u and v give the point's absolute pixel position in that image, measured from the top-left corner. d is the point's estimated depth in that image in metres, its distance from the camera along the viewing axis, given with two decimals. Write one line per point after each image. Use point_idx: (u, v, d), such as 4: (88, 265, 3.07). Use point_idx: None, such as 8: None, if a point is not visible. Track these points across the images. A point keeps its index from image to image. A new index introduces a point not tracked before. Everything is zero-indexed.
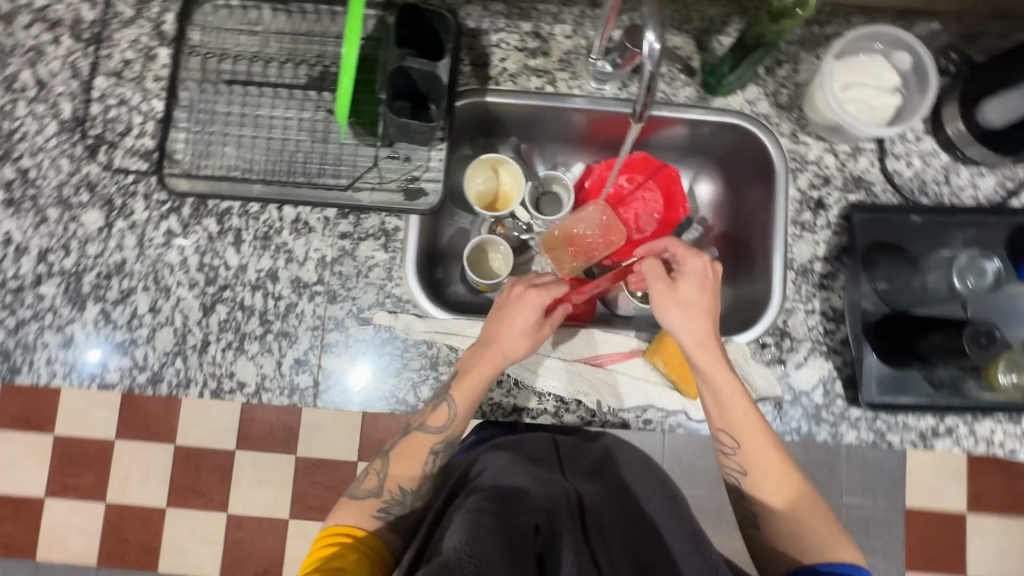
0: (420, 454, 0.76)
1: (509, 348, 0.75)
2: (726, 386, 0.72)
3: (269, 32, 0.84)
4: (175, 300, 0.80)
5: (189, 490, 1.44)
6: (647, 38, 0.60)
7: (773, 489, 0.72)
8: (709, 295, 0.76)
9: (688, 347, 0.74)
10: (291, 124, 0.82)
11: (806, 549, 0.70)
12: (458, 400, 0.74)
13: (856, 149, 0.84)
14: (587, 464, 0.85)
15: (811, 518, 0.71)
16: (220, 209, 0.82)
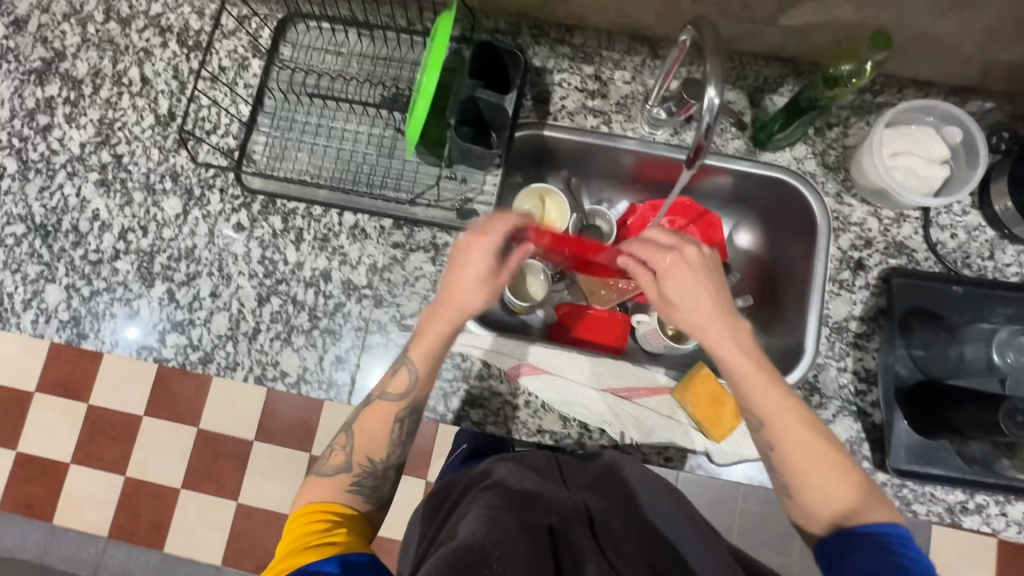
0: (384, 422, 0.75)
1: (462, 298, 0.75)
2: (738, 363, 0.70)
3: (353, 53, 0.91)
4: (234, 288, 0.86)
5: (202, 475, 1.49)
6: (707, 94, 0.61)
7: (802, 459, 0.67)
8: (702, 284, 0.72)
9: (695, 327, 0.72)
10: (361, 138, 0.89)
11: (845, 518, 0.65)
12: (415, 360, 0.75)
13: (900, 215, 0.85)
14: (590, 480, 0.77)
15: (846, 485, 0.66)
16: (287, 209, 0.88)
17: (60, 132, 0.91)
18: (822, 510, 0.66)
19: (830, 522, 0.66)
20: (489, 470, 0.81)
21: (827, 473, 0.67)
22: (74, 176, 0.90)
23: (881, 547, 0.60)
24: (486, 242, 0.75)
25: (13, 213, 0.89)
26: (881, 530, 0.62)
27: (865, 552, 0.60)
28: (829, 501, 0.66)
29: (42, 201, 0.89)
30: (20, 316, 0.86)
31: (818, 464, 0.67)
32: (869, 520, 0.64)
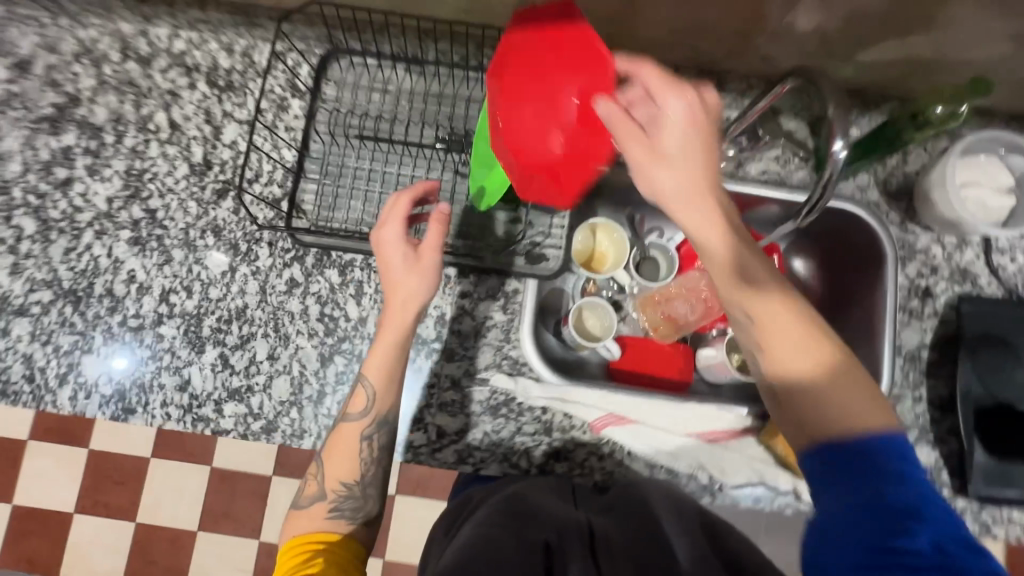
0: (352, 446, 0.73)
1: (400, 295, 0.72)
2: (720, 241, 0.57)
3: (402, 89, 0.85)
4: (294, 349, 0.81)
5: (221, 515, 1.37)
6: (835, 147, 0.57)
7: (790, 354, 0.53)
8: (695, 146, 0.58)
9: (676, 194, 0.58)
10: (418, 182, 0.84)
11: (835, 425, 0.50)
12: (370, 377, 0.73)
13: (962, 241, 0.86)
14: (601, 502, 0.73)
15: (846, 389, 0.51)
16: (344, 261, 0.83)
17: (82, 186, 0.83)
18: (808, 419, 0.52)
19: (818, 432, 0.51)
20: (499, 486, 0.76)
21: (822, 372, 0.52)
22: (103, 235, 0.82)
23: (857, 479, 0.48)
24: (396, 226, 0.73)
25: (36, 279, 0.81)
26: (876, 446, 0.49)
27: (839, 484, 0.48)
28: (818, 406, 0.51)
29: (68, 264, 0.81)
30: (56, 393, 0.79)
31: (802, 360, 0.53)
32: (861, 427, 0.49)
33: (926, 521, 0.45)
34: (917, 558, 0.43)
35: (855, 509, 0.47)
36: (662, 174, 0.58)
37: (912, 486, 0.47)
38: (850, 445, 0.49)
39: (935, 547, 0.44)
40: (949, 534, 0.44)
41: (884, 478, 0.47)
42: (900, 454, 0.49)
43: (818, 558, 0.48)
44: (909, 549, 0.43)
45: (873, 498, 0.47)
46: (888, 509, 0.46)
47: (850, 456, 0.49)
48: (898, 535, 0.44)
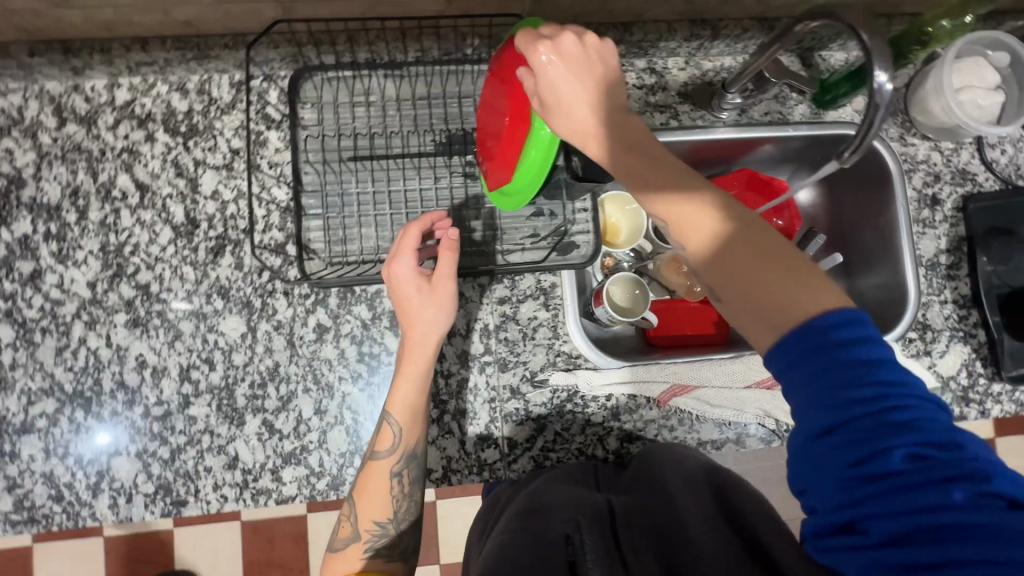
0: (382, 485, 0.69)
1: (420, 323, 0.70)
2: (627, 169, 0.56)
3: (387, 100, 0.80)
4: (341, 396, 0.76)
5: (263, 563, 1.20)
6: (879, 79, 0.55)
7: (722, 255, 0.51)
8: (584, 81, 0.57)
9: (575, 133, 0.58)
10: (429, 196, 0.80)
11: (778, 320, 0.47)
12: (396, 415, 0.70)
13: (957, 144, 0.90)
14: (625, 479, 0.72)
15: (780, 277, 0.48)
16: (370, 293, 0.78)
17: (55, 276, 0.74)
18: (756, 325, 0.49)
19: (763, 328, 0.48)
20: (521, 482, 0.74)
21: (754, 267, 0.49)
22: (95, 324, 0.74)
23: (823, 406, 0.43)
24: (407, 256, 0.70)
25: (32, 389, 0.73)
26: (824, 337, 0.44)
27: (804, 412, 0.44)
28: (754, 305, 0.48)
29: (64, 364, 0.73)
30: (92, 505, 0.72)
31: (725, 257, 0.50)
32: (804, 315, 0.45)
33: (901, 432, 0.40)
34: (894, 478, 0.39)
35: (826, 439, 0.42)
36: (561, 121, 0.58)
37: (883, 398, 0.41)
38: (810, 367, 0.43)
39: (915, 458, 0.40)
40: (927, 436, 0.40)
41: (852, 398, 0.42)
42: (860, 352, 0.43)
43: (799, 489, 0.45)
44: (885, 472, 0.40)
45: (842, 423, 0.42)
46: (859, 431, 0.41)
47: (807, 375, 0.44)
48: (873, 457, 0.40)
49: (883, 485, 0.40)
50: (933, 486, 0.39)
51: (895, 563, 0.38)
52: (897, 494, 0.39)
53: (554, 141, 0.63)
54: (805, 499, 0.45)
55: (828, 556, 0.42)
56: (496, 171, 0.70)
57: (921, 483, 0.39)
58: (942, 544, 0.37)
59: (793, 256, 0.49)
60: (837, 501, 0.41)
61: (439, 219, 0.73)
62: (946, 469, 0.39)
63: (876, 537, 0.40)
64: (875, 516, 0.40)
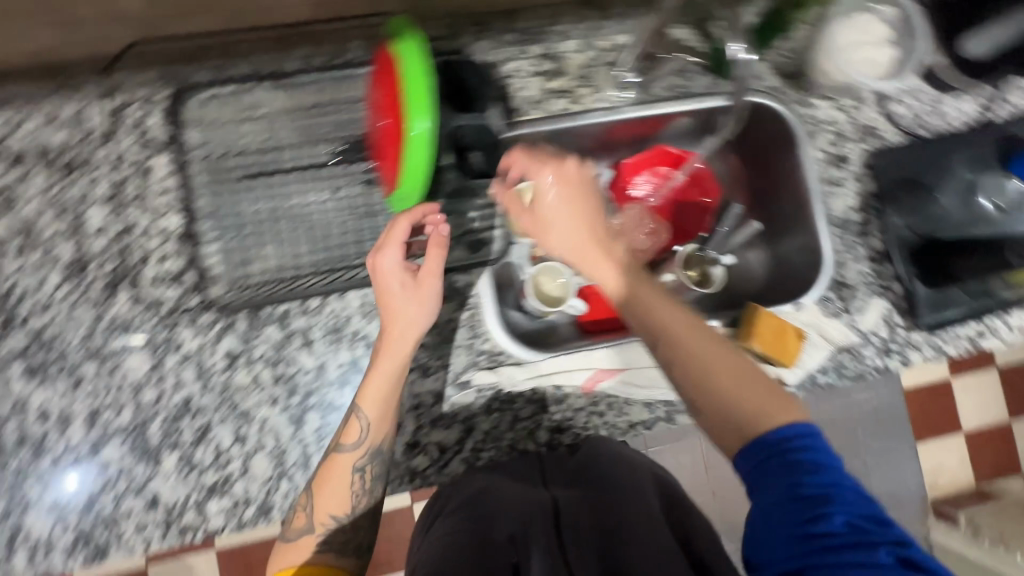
0: (342, 477, 0.70)
1: (398, 318, 0.69)
2: (614, 280, 0.67)
3: (275, 112, 0.77)
4: (261, 422, 0.75)
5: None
6: None
7: (700, 361, 0.60)
8: (576, 206, 0.70)
9: (571, 254, 0.69)
10: (329, 207, 0.77)
11: (746, 421, 0.58)
12: (363, 407, 0.70)
13: (858, 100, 0.90)
14: (570, 468, 0.73)
15: (749, 388, 0.59)
16: (279, 313, 0.76)
17: None
18: (726, 427, 0.59)
19: (733, 431, 0.59)
20: (463, 481, 0.73)
21: (728, 376, 0.60)
22: None
23: (778, 480, 0.55)
24: (393, 251, 0.69)
25: None
26: (785, 435, 0.56)
27: (765, 485, 0.55)
28: (728, 413, 0.59)
29: None
30: (11, 562, 0.69)
31: (705, 370, 0.60)
32: (768, 421, 0.58)
33: (843, 505, 0.52)
34: (837, 539, 0.50)
35: (782, 503, 0.53)
36: (557, 237, 0.69)
37: (833, 485, 0.53)
38: (782, 455, 0.56)
39: (852, 525, 0.51)
40: (859, 509, 0.52)
41: (806, 475, 0.54)
42: (812, 450, 0.56)
43: (753, 547, 0.55)
44: (830, 533, 0.50)
45: (795, 492, 0.53)
46: (807, 498, 0.52)
47: (770, 455, 0.56)
48: (820, 519, 0.51)
49: (826, 545, 0.50)
50: (864, 549, 0.49)
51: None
52: (838, 552, 0.49)
53: (425, 136, 0.58)
54: (758, 556, 0.54)
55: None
56: (385, 173, 0.66)
57: (854, 545, 0.50)
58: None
59: (756, 372, 0.61)
60: (790, 553, 0.51)
61: (430, 212, 0.70)
62: (874, 537, 0.50)
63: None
64: (816, 568, 0.49)
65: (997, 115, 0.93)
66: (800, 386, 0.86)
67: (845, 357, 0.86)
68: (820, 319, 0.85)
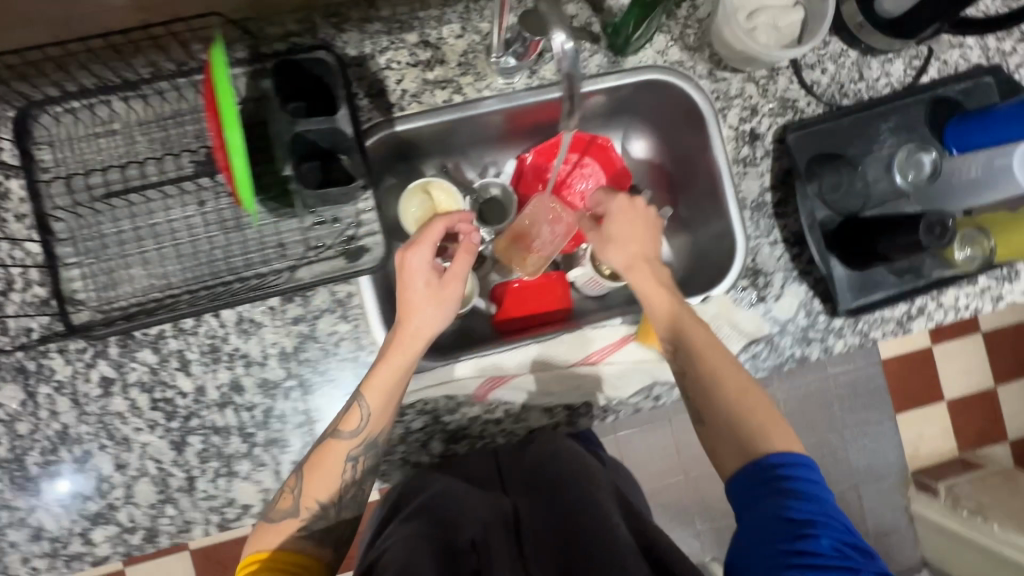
0: (334, 463, 0.68)
1: (417, 321, 0.69)
2: (652, 292, 0.75)
3: (131, 125, 0.72)
4: (141, 448, 0.73)
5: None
6: (557, 41, 0.57)
7: (722, 380, 0.68)
8: (645, 237, 0.80)
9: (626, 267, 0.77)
10: (196, 222, 0.73)
11: (750, 442, 0.64)
12: (368, 397, 0.68)
13: (772, 70, 0.83)
14: (526, 464, 0.75)
15: (755, 408, 0.67)
16: (152, 335, 0.73)
17: None
18: (732, 439, 0.66)
19: (737, 446, 0.65)
20: (422, 480, 0.73)
21: (739, 398, 0.67)
22: None
23: (771, 500, 0.59)
24: (425, 249, 0.71)
25: None
26: (784, 461, 0.61)
27: (755, 508, 0.60)
28: (738, 429, 0.65)
29: None
30: None
31: (723, 390, 0.68)
32: (770, 444, 0.63)
33: (830, 528, 0.57)
34: (824, 558, 0.55)
35: (772, 523, 0.58)
36: (615, 251, 0.78)
37: (823, 512, 0.58)
38: (772, 484, 0.61)
39: (836, 548, 0.56)
40: (842, 535, 0.57)
41: (802, 501, 0.58)
42: (802, 480, 0.60)
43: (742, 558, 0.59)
44: (816, 551, 0.55)
45: (789, 513, 0.57)
46: (800, 521, 0.57)
47: (768, 479, 0.61)
48: (808, 540, 0.56)
49: (813, 562, 0.54)
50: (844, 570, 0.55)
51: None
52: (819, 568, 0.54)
53: (234, 145, 0.54)
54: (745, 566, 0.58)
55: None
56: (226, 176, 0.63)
57: (837, 566, 0.55)
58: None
59: (764, 400, 0.67)
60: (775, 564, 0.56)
61: (463, 220, 0.75)
62: (854, 562, 0.55)
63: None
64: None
65: (927, 78, 0.86)
66: None
67: (759, 349, 0.82)
68: (727, 311, 0.81)
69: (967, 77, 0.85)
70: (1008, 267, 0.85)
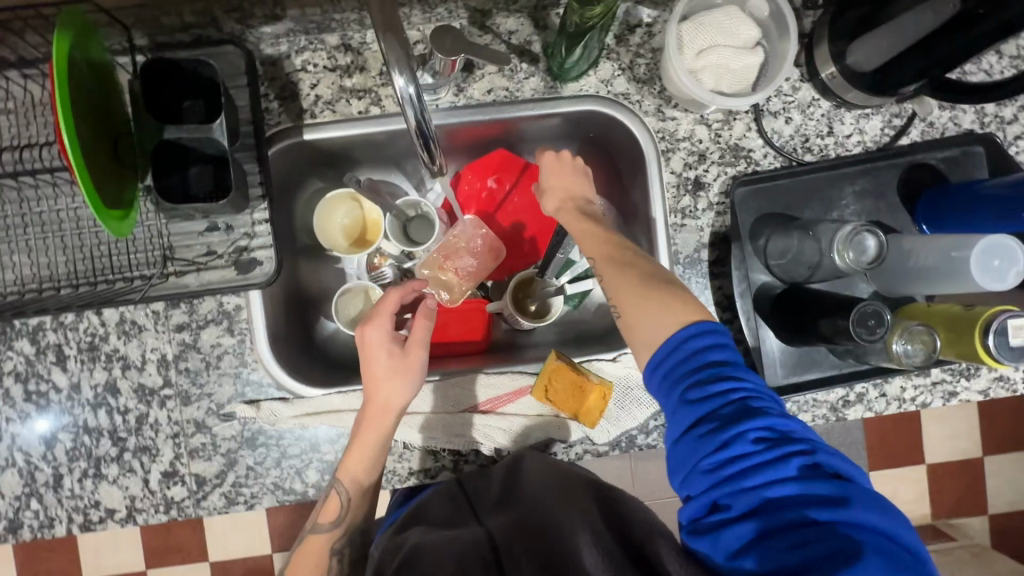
0: (318, 558, 0.67)
1: (382, 398, 0.66)
2: (570, 217, 0.68)
3: (25, 106, 0.69)
4: (11, 438, 0.72)
5: (164, 548, 1.28)
6: (396, 85, 0.43)
7: (623, 273, 0.60)
8: (574, 178, 0.71)
9: (558, 207, 0.70)
10: (84, 215, 0.71)
11: (655, 328, 0.56)
12: (345, 482, 0.66)
13: (728, 114, 0.75)
14: (496, 493, 0.70)
15: (659, 298, 0.57)
16: (31, 326, 0.71)
17: None
18: (638, 330, 0.58)
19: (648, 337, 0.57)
20: (397, 540, 0.65)
21: (639, 283, 0.59)
22: None
23: (681, 401, 0.53)
24: (383, 323, 0.68)
25: None
26: (682, 342, 0.54)
27: (673, 413, 0.53)
28: (640, 315, 0.57)
29: None
30: None
31: (632, 282, 0.59)
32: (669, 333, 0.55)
33: (759, 417, 0.50)
34: (748, 458, 0.49)
35: (689, 435, 0.52)
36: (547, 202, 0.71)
37: (751, 401, 0.51)
38: (687, 379, 0.53)
39: (764, 439, 0.49)
40: (772, 416, 0.50)
41: (715, 394, 0.51)
42: (721, 364, 0.53)
43: (677, 483, 0.54)
44: (742, 452, 0.49)
45: (703, 418, 0.51)
46: (720, 421, 0.50)
47: (676, 376, 0.54)
48: (729, 446, 0.49)
49: (741, 467, 0.49)
50: (777, 459, 0.48)
51: (750, 533, 0.47)
52: (750, 469, 0.48)
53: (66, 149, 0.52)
54: (683, 490, 0.53)
55: (698, 536, 0.51)
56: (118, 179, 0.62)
57: (771, 461, 0.48)
58: (790, 511, 0.47)
59: (672, 286, 0.58)
60: (709, 482, 0.50)
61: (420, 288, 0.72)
62: (788, 445, 0.49)
63: (739, 510, 0.48)
64: (735, 494, 0.49)
65: (907, 139, 0.76)
66: (615, 445, 0.76)
67: None
68: (640, 374, 0.75)
69: (952, 144, 0.75)
70: (967, 362, 0.76)
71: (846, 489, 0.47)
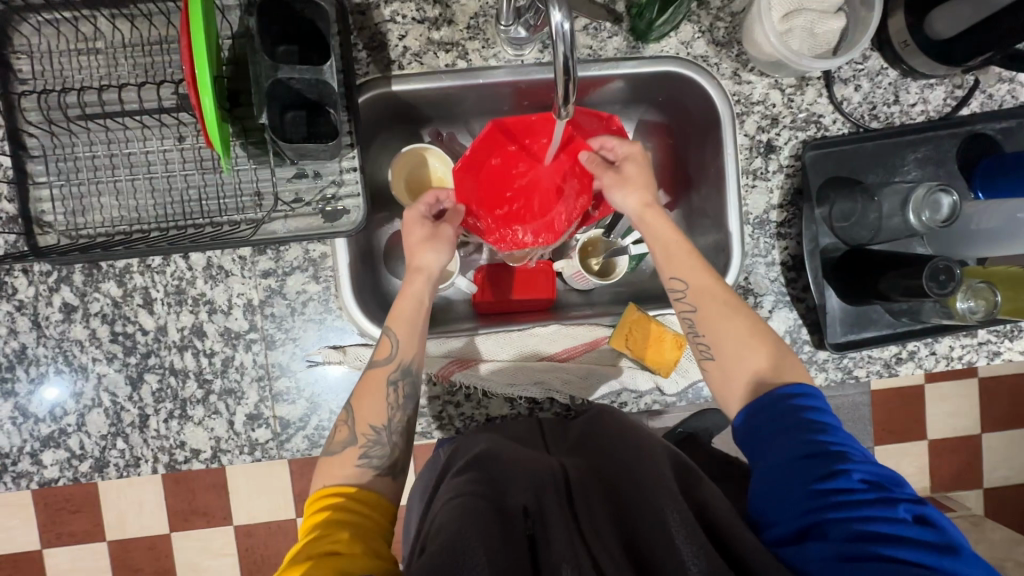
0: (378, 391, 0.68)
1: (418, 262, 0.73)
2: (667, 233, 0.73)
3: (115, 46, 0.69)
4: (97, 378, 0.73)
5: (190, 512, 1.23)
6: (552, 19, 0.46)
7: (724, 306, 0.69)
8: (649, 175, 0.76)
9: (641, 210, 0.74)
10: (173, 158, 0.71)
11: (762, 375, 0.65)
12: (396, 329, 0.71)
13: (801, 80, 0.78)
14: (573, 437, 0.76)
15: (759, 342, 0.67)
16: (118, 268, 0.72)
17: None
18: (738, 368, 0.66)
19: (745, 380, 0.66)
20: (469, 442, 0.72)
21: (747, 330, 0.68)
22: None
23: (793, 435, 0.59)
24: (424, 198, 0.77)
25: None
26: (794, 393, 0.62)
27: (777, 441, 0.60)
28: (738, 352, 0.67)
29: None
30: None
31: (732, 322, 0.68)
32: (784, 377, 0.65)
33: (864, 465, 0.57)
34: (855, 492, 0.55)
35: (799, 461, 0.58)
36: (627, 191, 0.75)
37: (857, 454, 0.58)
38: (795, 420, 0.60)
39: (866, 481, 0.56)
40: (873, 470, 0.57)
41: (825, 435, 0.59)
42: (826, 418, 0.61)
43: (772, 504, 0.58)
44: (848, 488, 0.55)
45: (815, 455, 0.57)
46: (827, 456, 0.57)
47: (787, 413, 0.61)
48: (838, 478, 0.55)
49: (849, 499, 0.54)
50: (881, 501, 0.54)
51: (850, 552, 0.51)
52: (857, 503, 0.54)
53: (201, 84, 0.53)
54: (778, 510, 0.57)
55: (789, 555, 0.54)
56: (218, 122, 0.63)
57: (872, 500, 0.54)
58: (887, 545, 0.51)
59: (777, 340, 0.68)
60: (811, 505, 0.55)
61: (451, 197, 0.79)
62: (890, 493, 0.55)
63: (837, 535, 0.53)
64: (836, 521, 0.53)
65: (967, 110, 0.80)
66: (681, 396, 0.80)
67: None
68: None
69: (1009, 116, 0.79)
70: (1012, 324, 0.81)
71: (943, 543, 0.51)
